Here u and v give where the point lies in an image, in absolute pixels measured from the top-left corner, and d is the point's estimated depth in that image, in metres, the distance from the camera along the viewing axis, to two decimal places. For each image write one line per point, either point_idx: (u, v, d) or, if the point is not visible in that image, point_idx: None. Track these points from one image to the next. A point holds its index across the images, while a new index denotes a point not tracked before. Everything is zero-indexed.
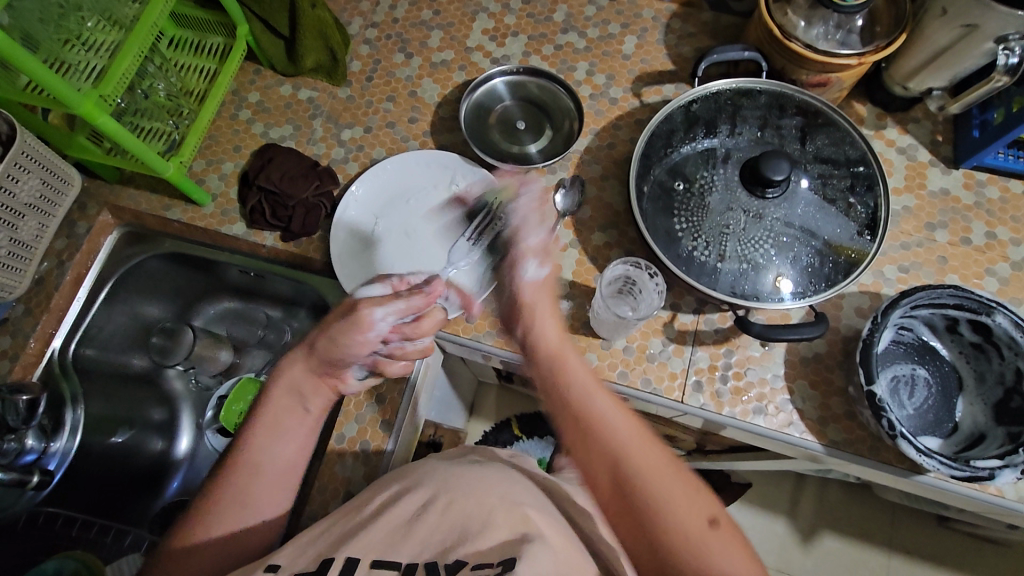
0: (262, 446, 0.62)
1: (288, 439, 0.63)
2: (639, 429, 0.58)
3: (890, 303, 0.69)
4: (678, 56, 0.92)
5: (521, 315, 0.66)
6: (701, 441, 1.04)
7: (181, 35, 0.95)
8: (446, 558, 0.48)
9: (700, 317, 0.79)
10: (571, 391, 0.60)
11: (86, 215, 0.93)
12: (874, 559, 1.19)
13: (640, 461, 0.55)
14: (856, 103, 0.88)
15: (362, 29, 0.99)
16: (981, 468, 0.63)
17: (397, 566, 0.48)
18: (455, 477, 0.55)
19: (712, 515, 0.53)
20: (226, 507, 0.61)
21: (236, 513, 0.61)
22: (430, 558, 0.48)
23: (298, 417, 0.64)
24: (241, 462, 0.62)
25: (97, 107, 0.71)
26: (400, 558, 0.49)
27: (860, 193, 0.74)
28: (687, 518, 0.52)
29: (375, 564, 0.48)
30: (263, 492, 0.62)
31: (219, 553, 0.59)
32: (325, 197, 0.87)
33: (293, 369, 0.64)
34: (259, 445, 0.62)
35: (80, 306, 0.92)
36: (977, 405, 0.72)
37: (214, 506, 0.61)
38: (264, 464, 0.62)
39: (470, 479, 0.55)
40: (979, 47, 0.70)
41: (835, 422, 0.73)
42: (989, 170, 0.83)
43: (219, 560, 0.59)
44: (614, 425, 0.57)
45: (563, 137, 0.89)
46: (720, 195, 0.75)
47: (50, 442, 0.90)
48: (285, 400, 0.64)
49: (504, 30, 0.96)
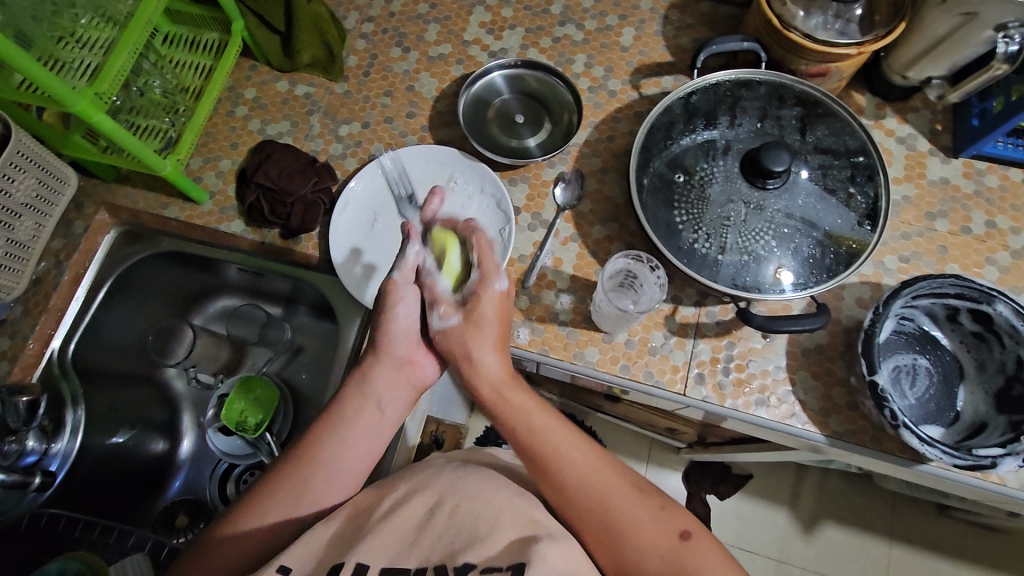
0: (325, 442, 0.63)
1: (348, 435, 0.63)
2: (595, 457, 0.60)
3: (891, 294, 0.69)
4: (677, 48, 0.91)
5: (460, 350, 0.67)
6: (702, 433, 1.05)
7: (176, 31, 0.94)
8: (454, 561, 0.48)
9: (701, 310, 0.79)
10: (520, 425, 0.62)
11: (83, 214, 0.92)
12: (875, 548, 1.20)
13: (604, 492, 0.57)
14: (855, 93, 0.88)
15: (358, 23, 0.99)
16: (983, 457, 0.63)
17: (406, 571, 0.49)
18: (464, 478, 0.55)
19: (683, 530, 0.55)
20: (276, 500, 0.60)
21: (287, 506, 0.59)
22: (439, 562, 0.49)
23: (366, 415, 0.65)
24: (302, 455, 0.62)
25: (93, 105, 0.71)
26: (408, 564, 0.49)
27: (860, 183, 0.74)
28: (660, 536, 0.55)
29: (385, 570, 0.49)
30: (313, 489, 0.60)
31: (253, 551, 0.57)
32: (323, 193, 0.87)
33: (374, 370, 0.67)
34: (322, 439, 0.63)
35: (78, 307, 0.91)
36: (978, 394, 0.72)
37: (260, 498, 0.60)
38: (328, 459, 0.62)
39: (477, 477, 0.55)
40: (979, 35, 0.70)
41: (837, 413, 0.74)
42: (989, 159, 0.83)
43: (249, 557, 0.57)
44: (570, 458, 0.59)
45: (562, 130, 0.89)
46: (720, 186, 0.74)
47: (50, 444, 0.90)
48: (366, 393, 0.66)
49: (502, 23, 0.96)
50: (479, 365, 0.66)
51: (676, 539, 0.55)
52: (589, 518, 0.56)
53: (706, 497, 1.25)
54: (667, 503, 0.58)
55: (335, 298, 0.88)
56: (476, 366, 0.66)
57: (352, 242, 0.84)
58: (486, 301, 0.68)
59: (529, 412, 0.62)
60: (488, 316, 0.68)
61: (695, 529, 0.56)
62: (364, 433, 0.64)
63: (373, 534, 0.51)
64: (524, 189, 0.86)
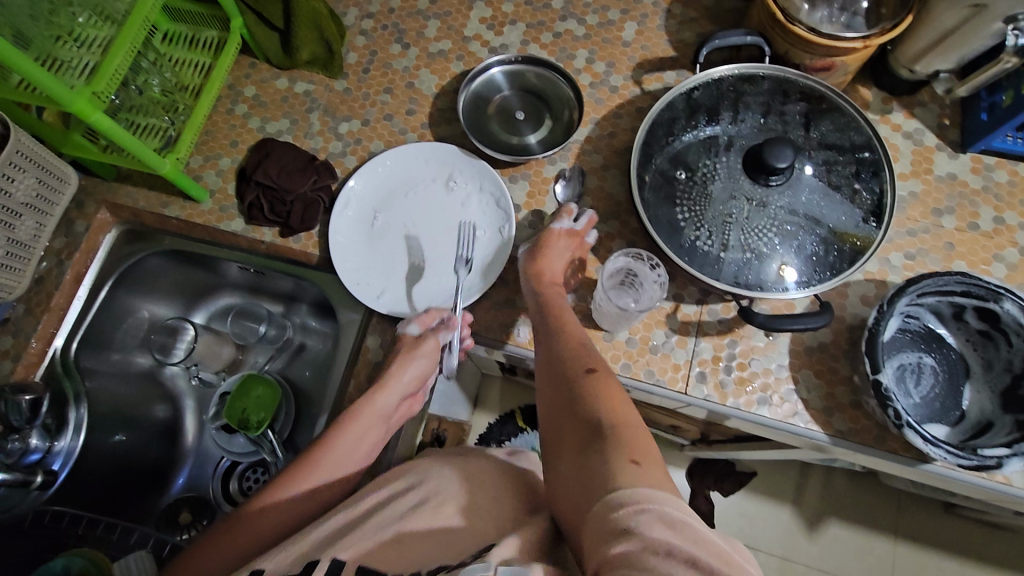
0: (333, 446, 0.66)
1: (356, 441, 0.68)
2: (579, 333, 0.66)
3: (896, 291, 0.68)
4: (679, 42, 0.90)
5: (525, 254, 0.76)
6: (705, 430, 1.04)
7: (175, 30, 0.94)
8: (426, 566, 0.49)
9: (703, 308, 0.78)
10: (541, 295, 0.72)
11: (84, 213, 0.92)
12: (881, 546, 1.19)
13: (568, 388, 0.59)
14: (861, 87, 0.87)
15: (357, 20, 0.98)
16: (989, 457, 0.62)
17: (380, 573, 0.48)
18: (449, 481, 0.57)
19: (615, 424, 0.53)
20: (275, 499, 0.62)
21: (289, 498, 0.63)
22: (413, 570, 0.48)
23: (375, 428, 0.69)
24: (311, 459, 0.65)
25: (90, 104, 0.70)
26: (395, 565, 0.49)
27: (866, 178, 0.73)
28: (593, 427, 0.54)
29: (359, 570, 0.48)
30: (295, 511, 0.62)
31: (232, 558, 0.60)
32: (323, 191, 0.87)
33: (381, 396, 0.71)
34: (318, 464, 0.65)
35: (81, 306, 0.92)
36: (983, 393, 0.71)
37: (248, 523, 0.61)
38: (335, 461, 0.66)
39: (477, 495, 0.56)
40: (988, 28, 0.68)
41: (841, 412, 0.73)
42: (998, 154, 0.82)
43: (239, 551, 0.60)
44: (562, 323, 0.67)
45: (563, 127, 0.88)
46: (723, 183, 0.73)
47: (55, 441, 0.90)
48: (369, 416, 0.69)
49: (502, 18, 0.95)
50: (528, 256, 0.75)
51: (606, 428, 0.53)
52: (551, 412, 0.59)
53: (710, 494, 1.24)
54: (626, 403, 0.56)
55: (335, 296, 0.88)
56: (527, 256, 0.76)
57: (365, 264, 0.84)
58: (555, 236, 0.75)
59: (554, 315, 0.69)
60: (553, 245, 0.74)
61: (635, 429, 0.53)
62: (351, 453, 0.67)
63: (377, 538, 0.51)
64: (524, 186, 0.85)
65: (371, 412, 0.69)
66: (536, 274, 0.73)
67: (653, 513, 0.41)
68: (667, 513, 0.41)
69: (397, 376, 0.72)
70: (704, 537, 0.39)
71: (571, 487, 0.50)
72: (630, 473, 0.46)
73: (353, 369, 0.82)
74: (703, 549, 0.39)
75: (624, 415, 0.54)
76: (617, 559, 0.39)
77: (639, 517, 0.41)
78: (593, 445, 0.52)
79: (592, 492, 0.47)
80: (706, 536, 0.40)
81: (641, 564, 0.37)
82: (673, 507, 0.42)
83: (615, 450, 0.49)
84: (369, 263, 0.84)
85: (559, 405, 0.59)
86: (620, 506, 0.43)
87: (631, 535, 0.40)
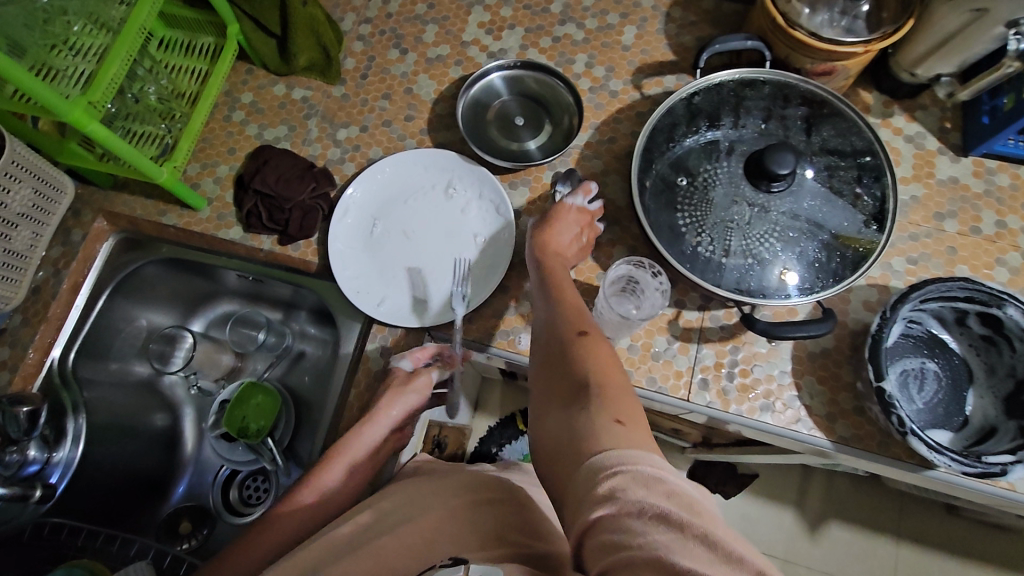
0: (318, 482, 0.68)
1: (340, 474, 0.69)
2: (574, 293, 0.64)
3: (899, 297, 0.67)
4: (679, 46, 0.89)
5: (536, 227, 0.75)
6: (707, 434, 1.04)
7: (171, 36, 0.92)
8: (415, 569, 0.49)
9: (705, 314, 0.78)
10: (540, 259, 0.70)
11: (81, 222, 0.92)
12: (883, 548, 1.19)
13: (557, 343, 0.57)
14: (862, 90, 0.86)
15: (355, 25, 0.97)
16: (993, 464, 0.62)
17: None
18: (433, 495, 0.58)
19: (601, 382, 0.51)
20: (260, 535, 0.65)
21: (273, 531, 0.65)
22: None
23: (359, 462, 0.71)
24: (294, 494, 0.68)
25: (86, 113, 0.70)
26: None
27: (867, 183, 0.72)
28: (578, 382, 0.52)
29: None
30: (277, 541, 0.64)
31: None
32: (322, 199, 0.86)
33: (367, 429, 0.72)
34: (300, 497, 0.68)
35: (78, 315, 0.91)
36: (987, 399, 0.71)
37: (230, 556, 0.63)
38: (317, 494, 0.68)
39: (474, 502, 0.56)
40: (989, 32, 0.67)
41: (844, 418, 0.72)
42: (999, 157, 0.81)
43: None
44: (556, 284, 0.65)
45: (562, 132, 0.88)
46: (724, 188, 0.73)
47: (53, 453, 0.90)
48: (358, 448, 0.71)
49: (500, 23, 0.94)
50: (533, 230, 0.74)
51: (591, 385, 0.51)
52: (539, 367, 0.58)
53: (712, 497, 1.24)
54: (614, 360, 0.55)
55: (335, 304, 0.87)
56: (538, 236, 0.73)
57: (364, 272, 0.83)
58: (565, 210, 0.75)
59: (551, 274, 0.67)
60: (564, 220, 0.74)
61: (622, 388, 0.51)
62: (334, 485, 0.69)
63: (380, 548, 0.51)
64: (524, 192, 0.85)
65: (356, 446, 0.71)
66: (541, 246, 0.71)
67: (629, 474, 0.40)
68: (644, 474, 0.40)
69: (386, 409, 0.73)
70: (680, 495, 0.39)
71: (552, 444, 0.49)
72: (611, 433, 0.45)
73: (353, 378, 0.82)
74: (676, 505, 0.38)
75: (610, 374, 0.52)
76: (593, 524, 0.39)
77: (615, 480, 0.40)
78: (578, 401, 0.50)
79: (572, 451, 0.46)
80: (683, 493, 0.39)
81: (618, 528, 0.38)
82: (652, 468, 0.41)
83: (599, 407, 0.48)
84: (364, 269, 0.84)
85: (547, 360, 0.57)
86: (598, 467, 0.42)
87: (607, 498, 0.40)
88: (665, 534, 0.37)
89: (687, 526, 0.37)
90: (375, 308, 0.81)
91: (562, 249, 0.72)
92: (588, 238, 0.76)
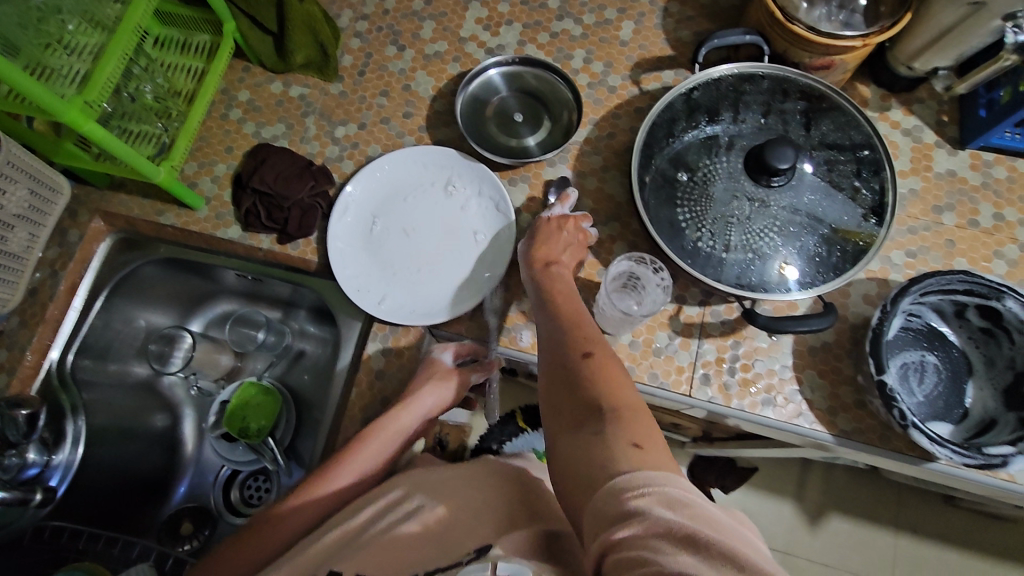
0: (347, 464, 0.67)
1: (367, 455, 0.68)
2: (579, 311, 0.63)
3: (900, 291, 0.68)
4: (677, 41, 0.89)
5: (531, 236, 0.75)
6: (707, 429, 1.04)
7: (166, 34, 0.92)
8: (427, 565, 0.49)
9: (706, 309, 0.78)
10: (544, 275, 0.69)
11: (78, 222, 0.91)
12: (881, 540, 1.20)
13: (565, 363, 0.57)
14: (860, 84, 0.86)
15: (352, 21, 0.97)
16: (994, 456, 0.63)
17: None
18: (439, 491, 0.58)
19: (614, 402, 0.51)
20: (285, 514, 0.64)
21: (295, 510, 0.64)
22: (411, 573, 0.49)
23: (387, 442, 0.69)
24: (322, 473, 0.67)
25: (83, 113, 0.69)
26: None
27: (866, 176, 0.72)
28: (591, 405, 0.51)
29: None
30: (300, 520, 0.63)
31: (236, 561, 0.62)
32: (321, 197, 0.86)
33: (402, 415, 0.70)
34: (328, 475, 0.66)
35: (76, 316, 0.91)
36: (986, 390, 0.71)
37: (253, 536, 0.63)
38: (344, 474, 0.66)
39: (479, 492, 0.56)
40: (987, 26, 0.67)
41: (845, 411, 0.73)
42: (997, 150, 0.82)
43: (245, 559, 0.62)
44: (562, 301, 0.65)
45: (561, 128, 0.88)
46: (724, 183, 0.73)
47: (52, 455, 0.90)
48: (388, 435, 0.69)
49: (498, 19, 0.94)
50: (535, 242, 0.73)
51: (605, 407, 0.50)
52: (547, 388, 0.57)
53: (712, 491, 1.25)
54: (625, 381, 0.54)
55: (335, 303, 0.87)
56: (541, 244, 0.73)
57: (363, 271, 0.83)
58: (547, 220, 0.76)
59: (555, 292, 0.66)
60: (553, 227, 0.74)
61: (634, 406, 0.51)
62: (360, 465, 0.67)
63: (388, 548, 0.51)
64: (524, 188, 0.85)
65: (388, 428, 0.69)
66: (539, 258, 0.71)
67: (655, 497, 0.40)
68: (669, 496, 0.40)
69: (422, 397, 0.72)
70: (705, 517, 0.39)
71: (568, 467, 0.48)
72: (631, 457, 0.44)
73: (354, 377, 0.81)
74: (700, 525, 0.38)
75: (621, 394, 0.52)
76: (619, 544, 0.38)
77: (638, 501, 0.40)
78: (592, 424, 0.50)
79: (589, 475, 0.45)
80: (707, 515, 0.39)
81: (644, 547, 0.37)
82: (674, 487, 0.41)
83: (615, 430, 0.47)
84: (363, 268, 0.83)
85: (555, 382, 0.56)
86: (622, 492, 0.41)
87: (633, 520, 0.39)
88: (690, 556, 0.36)
89: (713, 547, 0.37)
90: (374, 306, 0.81)
91: (555, 259, 0.72)
92: (581, 240, 0.76)
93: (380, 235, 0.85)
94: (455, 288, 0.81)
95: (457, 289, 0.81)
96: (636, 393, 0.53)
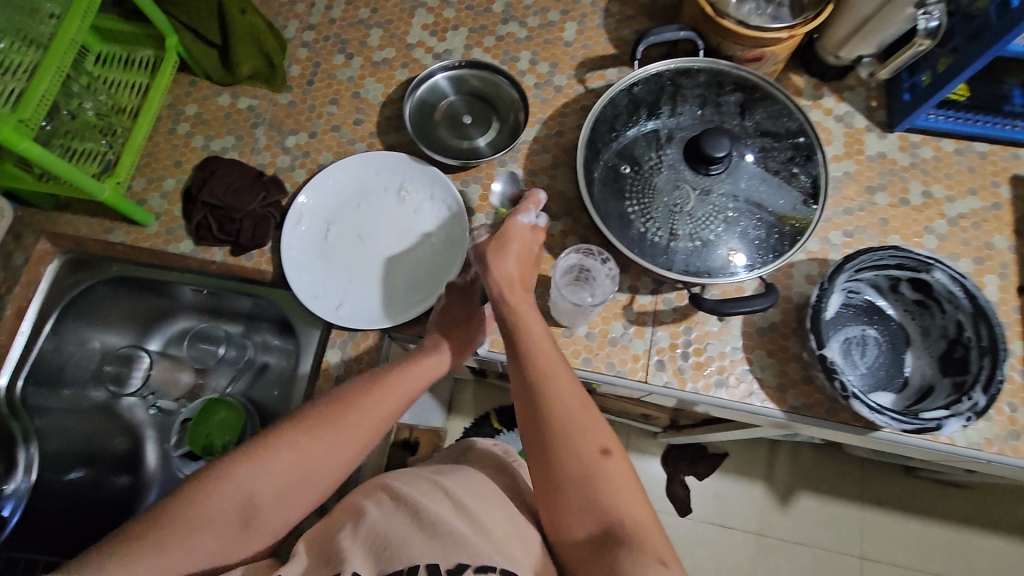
0: (391, 390, 0.65)
1: (411, 382, 0.67)
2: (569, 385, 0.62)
3: (835, 269, 0.71)
4: (619, 40, 0.92)
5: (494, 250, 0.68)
6: (675, 417, 1.06)
7: (107, 50, 0.92)
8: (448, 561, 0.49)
9: (658, 297, 0.80)
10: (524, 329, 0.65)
11: (23, 244, 0.89)
12: (849, 514, 1.24)
13: (571, 462, 0.58)
14: (793, 74, 0.90)
15: (298, 32, 0.97)
16: (929, 420, 0.66)
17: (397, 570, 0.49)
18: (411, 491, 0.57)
19: (631, 515, 0.55)
20: (334, 431, 0.62)
21: (341, 429, 0.62)
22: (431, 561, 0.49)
23: (424, 374, 0.68)
24: (368, 390, 0.65)
25: (17, 132, 0.67)
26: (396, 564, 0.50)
27: (801, 163, 0.75)
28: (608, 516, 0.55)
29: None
30: (344, 441, 0.62)
31: (282, 471, 0.60)
32: (273, 207, 0.86)
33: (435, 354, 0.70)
34: (377, 393, 0.65)
35: (24, 342, 0.89)
36: (924, 359, 0.75)
37: (301, 444, 0.61)
38: (387, 402, 0.65)
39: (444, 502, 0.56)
40: (901, 13, 0.71)
41: (794, 388, 0.76)
42: (922, 132, 0.86)
43: (290, 469, 0.60)
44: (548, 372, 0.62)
45: (510, 129, 0.89)
46: (667, 174, 0.75)
47: (3, 485, 0.90)
48: (406, 385, 0.66)
49: (444, 24, 0.95)
50: (503, 269, 0.67)
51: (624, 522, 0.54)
52: (547, 482, 0.58)
53: (685, 478, 1.27)
54: (632, 480, 0.58)
55: (294, 314, 0.87)
56: (500, 264, 0.67)
57: (319, 279, 0.83)
58: (516, 229, 0.70)
59: (547, 365, 0.62)
60: (522, 241, 0.70)
61: (644, 512, 0.56)
62: (403, 392, 0.66)
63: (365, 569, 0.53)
64: (476, 189, 0.86)
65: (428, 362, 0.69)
66: (505, 284, 0.66)
67: None
68: None
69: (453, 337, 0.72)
70: None
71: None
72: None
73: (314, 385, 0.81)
74: None
75: (632, 494, 0.57)
76: None
77: None
78: (612, 537, 0.54)
79: None
80: None
81: None
82: None
83: (639, 547, 0.52)
84: (319, 275, 0.83)
85: (559, 481, 0.58)
86: None
87: None
88: None
89: None
90: (331, 312, 0.81)
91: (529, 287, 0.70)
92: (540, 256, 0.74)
93: (336, 241, 0.85)
94: (412, 290, 0.82)
95: (414, 291, 0.82)
96: (643, 489, 0.58)
